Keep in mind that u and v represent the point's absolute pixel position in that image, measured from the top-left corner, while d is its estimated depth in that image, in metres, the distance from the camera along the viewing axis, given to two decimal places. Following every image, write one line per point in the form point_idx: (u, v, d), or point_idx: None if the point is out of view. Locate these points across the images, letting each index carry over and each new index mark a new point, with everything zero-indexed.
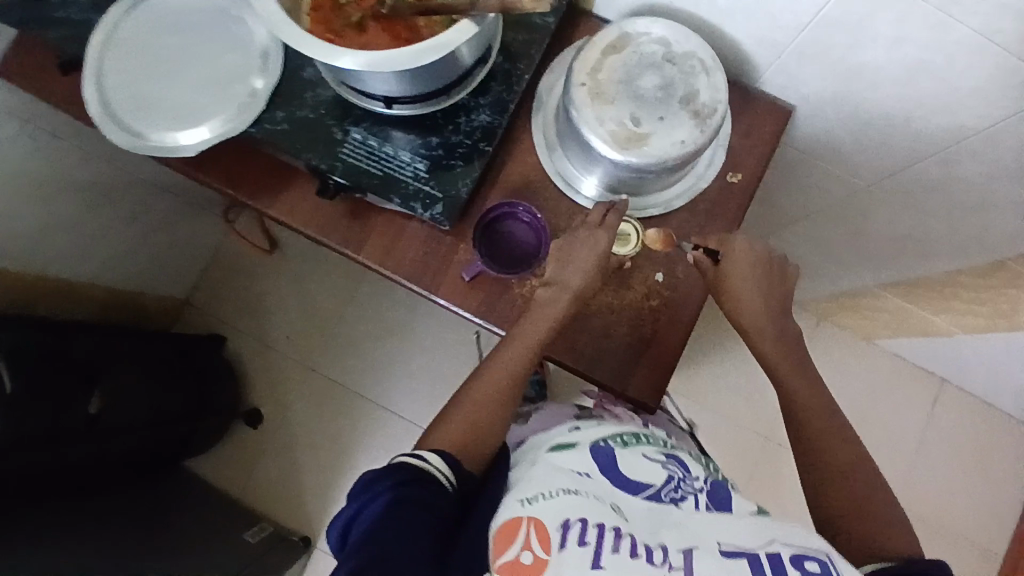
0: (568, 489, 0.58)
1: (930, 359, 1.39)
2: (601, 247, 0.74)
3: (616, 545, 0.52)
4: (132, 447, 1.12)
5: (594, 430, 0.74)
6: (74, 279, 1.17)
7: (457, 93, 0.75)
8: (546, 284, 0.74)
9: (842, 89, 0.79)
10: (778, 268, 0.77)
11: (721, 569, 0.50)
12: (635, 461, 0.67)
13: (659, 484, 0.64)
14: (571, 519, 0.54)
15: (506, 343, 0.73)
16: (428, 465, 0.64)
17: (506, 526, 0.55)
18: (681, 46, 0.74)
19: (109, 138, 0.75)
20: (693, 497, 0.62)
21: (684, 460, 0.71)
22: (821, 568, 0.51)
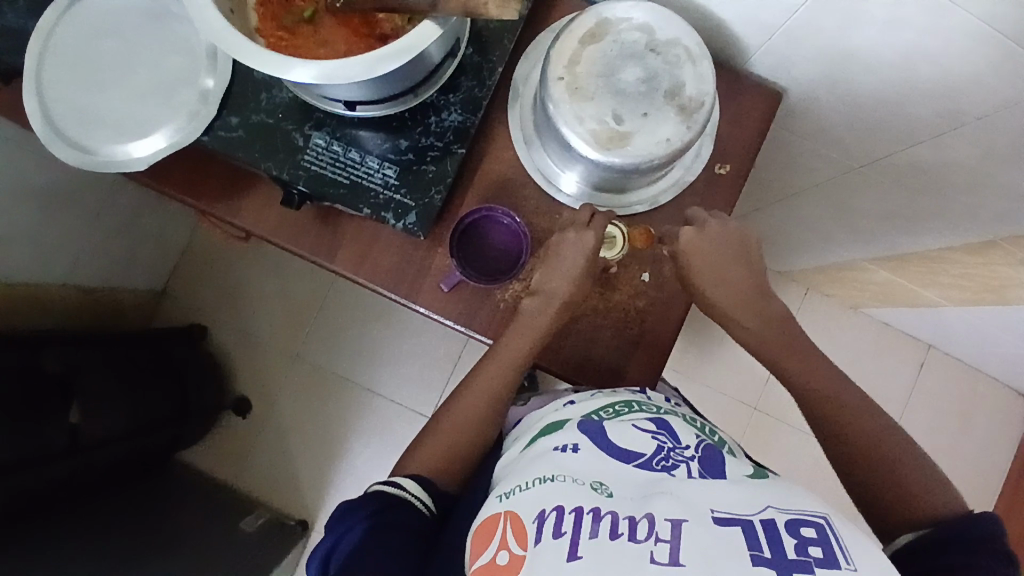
0: (545, 476, 0.54)
1: (916, 325, 1.41)
2: (588, 251, 0.70)
3: (594, 529, 0.46)
4: (117, 458, 1.10)
5: (585, 403, 0.67)
6: (43, 280, 1.13)
7: (425, 92, 0.70)
8: (531, 294, 0.71)
9: (836, 72, 0.75)
10: (736, 249, 0.74)
11: (708, 539, 0.44)
12: (623, 430, 0.60)
13: (650, 454, 0.57)
14: (546, 509, 0.50)
15: (490, 357, 0.71)
16: (407, 492, 0.63)
17: (483, 525, 0.54)
18: (664, 33, 0.68)
19: (54, 153, 0.70)
20: (686, 465, 0.55)
21: (678, 425, 0.63)
22: (818, 533, 0.45)
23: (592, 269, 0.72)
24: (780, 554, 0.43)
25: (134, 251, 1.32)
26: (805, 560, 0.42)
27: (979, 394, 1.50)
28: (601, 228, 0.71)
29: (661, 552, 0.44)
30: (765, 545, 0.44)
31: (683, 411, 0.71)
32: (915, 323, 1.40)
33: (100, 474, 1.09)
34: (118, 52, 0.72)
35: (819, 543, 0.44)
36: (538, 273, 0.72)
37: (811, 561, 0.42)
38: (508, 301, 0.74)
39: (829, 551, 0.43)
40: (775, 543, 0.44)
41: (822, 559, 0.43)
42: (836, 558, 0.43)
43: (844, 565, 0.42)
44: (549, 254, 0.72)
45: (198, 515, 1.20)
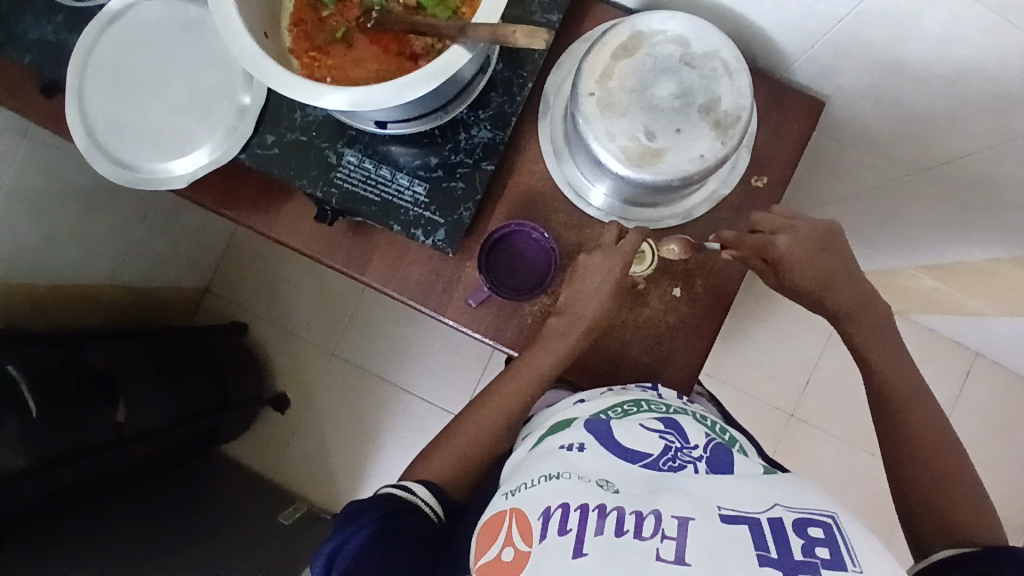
0: (551, 473, 0.54)
1: (963, 333, 1.36)
2: (617, 272, 0.70)
3: (600, 527, 0.47)
4: (158, 451, 1.15)
5: (595, 402, 0.67)
6: (89, 281, 1.19)
7: (455, 109, 0.70)
8: (558, 313, 0.71)
9: (881, 82, 0.72)
10: (821, 251, 0.70)
11: (716, 537, 0.44)
12: (630, 429, 0.59)
13: (657, 454, 0.56)
14: (552, 506, 0.50)
15: (514, 369, 0.71)
16: (416, 497, 0.63)
17: (490, 522, 0.53)
18: (700, 46, 0.66)
19: (98, 169, 0.73)
20: (693, 466, 0.54)
21: (687, 423, 0.62)
22: (826, 532, 0.45)
23: (620, 288, 0.71)
24: (786, 555, 0.43)
25: (176, 251, 1.37)
26: (812, 561, 0.43)
27: None
28: (632, 247, 0.70)
29: (667, 550, 0.44)
30: (771, 544, 0.44)
31: (696, 410, 0.69)
32: (963, 331, 1.35)
33: (144, 466, 1.14)
34: (158, 70, 0.74)
35: (827, 544, 0.44)
36: (564, 290, 0.71)
37: (817, 562, 0.43)
38: (536, 315, 0.74)
39: (836, 553, 0.44)
40: (782, 542, 0.44)
41: (828, 560, 0.43)
42: (843, 560, 0.43)
43: (852, 567, 0.43)
44: (579, 271, 0.71)
45: (234, 507, 1.25)
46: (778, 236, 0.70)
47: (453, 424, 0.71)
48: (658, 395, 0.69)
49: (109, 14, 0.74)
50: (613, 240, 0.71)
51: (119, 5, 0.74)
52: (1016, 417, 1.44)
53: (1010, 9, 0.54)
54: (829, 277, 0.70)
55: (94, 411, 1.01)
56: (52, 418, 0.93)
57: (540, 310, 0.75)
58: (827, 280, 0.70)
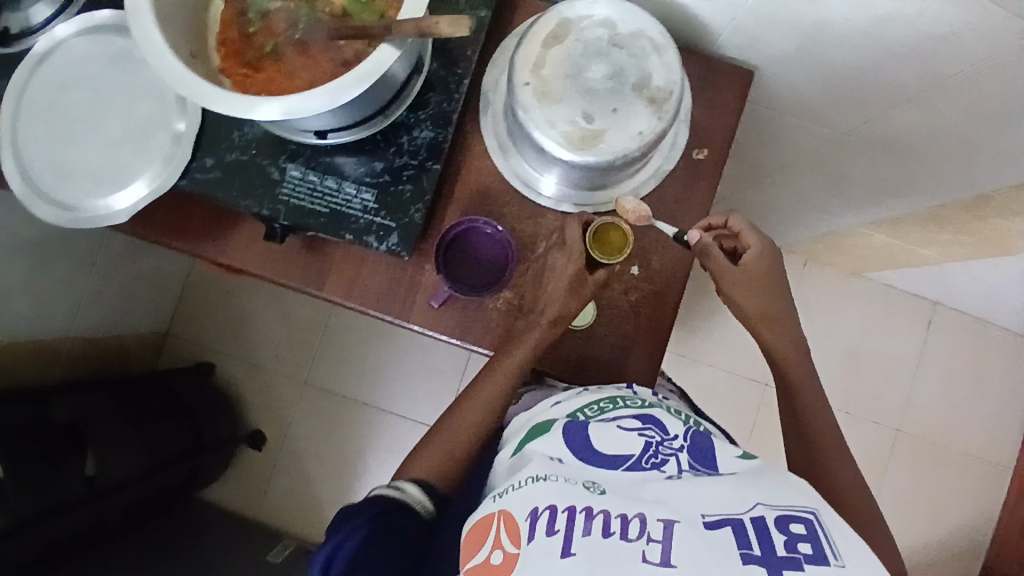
0: (538, 475, 0.54)
1: (920, 285, 1.41)
2: (572, 263, 0.70)
3: (587, 528, 0.47)
4: (134, 498, 1.11)
5: (571, 402, 0.67)
6: (43, 337, 1.15)
7: (394, 111, 0.70)
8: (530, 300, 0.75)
9: (805, 44, 0.75)
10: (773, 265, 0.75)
11: (699, 541, 0.45)
12: (610, 432, 0.59)
13: (638, 452, 0.57)
14: (540, 508, 0.50)
15: (492, 370, 0.72)
16: (409, 497, 0.64)
17: (476, 526, 0.53)
18: (627, 26, 0.68)
19: (36, 214, 0.70)
20: (675, 458, 0.56)
21: (665, 417, 0.63)
22: (808, 529, 0.46)
23: (578, 287, 0.70)
24: (770, 552, 0.44)
25: (133, 297, 1.33)
26: (796, 557, 0.43)
27: (991, 346, 1.50)
28: (578, 241, 0.71)
29: (653, 552, 0.45)
30: (755, 543, 0.44)
31: (671, 405, 0.70)
32: (920, 283, 1.40)
33: (121, 514, 1.10)
34: (89, 107, 0.72)
35: (809, 539, 0.45)
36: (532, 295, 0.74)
37: (801, 557, 0.43)
38: (500, 309, 0.75)
39: (819, 547, 0.44)
40: (766, 540, 0.45)
41: (812, 555, 0.44)
42: (826, 554, 0.44)
43: (835, 561, 0.43)
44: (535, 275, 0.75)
45: (225, 553, 1.22)
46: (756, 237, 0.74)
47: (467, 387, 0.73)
48: (632, 391, 0.70)
49: (33, 57, 0.72)
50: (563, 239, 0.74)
51: (45, 45, 0.72)
52: (982, 359, 1.50)
53: None
54: (764, 305, 0.75)
55: (64, 467, 0.97)
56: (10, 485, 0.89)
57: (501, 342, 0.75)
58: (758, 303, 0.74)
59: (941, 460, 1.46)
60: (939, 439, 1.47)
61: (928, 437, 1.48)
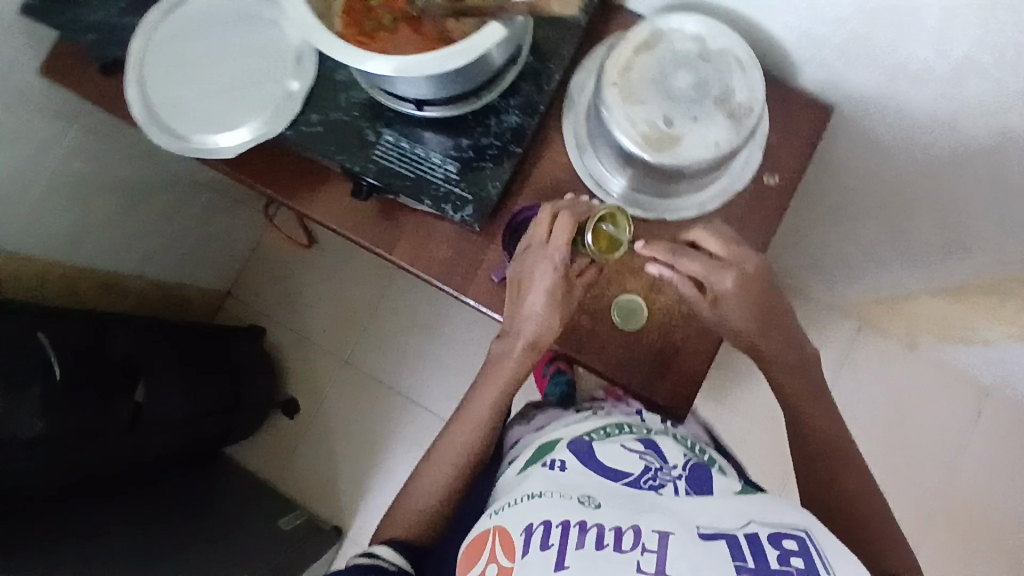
0: (534, 492, 0.57)
1: (976, 365, 1.36)
2: (553, 280, 0.70)
3: (580, 541, 0.49)
4: (174, 439, 1.16)
5: (582, 424, 0.70)
6: (119, 271, 1.23)
7: (487, 94, 0.76)
8: (513, 315, 0.74)
9: (887, 84, 0.77)
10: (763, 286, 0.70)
11: (694, 553, 0.47)
12: (611, 450, 0.62)
13: (637, 473, 0.58)
14: (534, 524, 0.53)
15: (461, 417, 0.78)
16: (382, 560, 0.69)
17: (475, 542, 0.56)
18: (716, 43, 0.72)
19: (152, 139, 0.78)
20: (674, 484, 0.57)
21: (666, 443, 0.64)
22: (800, 545, 0.48)
23: (567, 295, 0.72)
24: (763, 564, 0.46)
25: (204, 252, 1.41)
26: (787, 570, 0.46)
27: None
28: (563, 252, 0.70)
29: (648, 562, 0.46)
30: (749, 556, 0.46)
31: (680, 432, 0.72)
32: (977, 363, 1.35)
33: (159, 454, 1.14)
34: (213, 54, 0.81)
35: (800, 554, 0.47)
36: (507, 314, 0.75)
37: (793, 571, 0.46)
38: None
39: (810, 562, 0.47)
40: (759, 554, 0.47)
41: (803, 570, 0.46)
42: (816, 568, 0.46)
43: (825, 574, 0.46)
44: (517, 286, 0.73)
45: (239, 508, 1.26)
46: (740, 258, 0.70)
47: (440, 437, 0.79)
48: (641, 418, 0.72)
49: (170, 2, 0.80)
50: (545, 236, 0.71)
51: None
52: None
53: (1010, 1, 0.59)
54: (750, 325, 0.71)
55: (114, 393, 1.02)
56: (62, 392, 0.94)
57: (486, 362, 0.78)
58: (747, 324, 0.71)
59: (973, 551, 1.39)
60: (975, 529, 1.40)
61: (965, 526, 1.41)
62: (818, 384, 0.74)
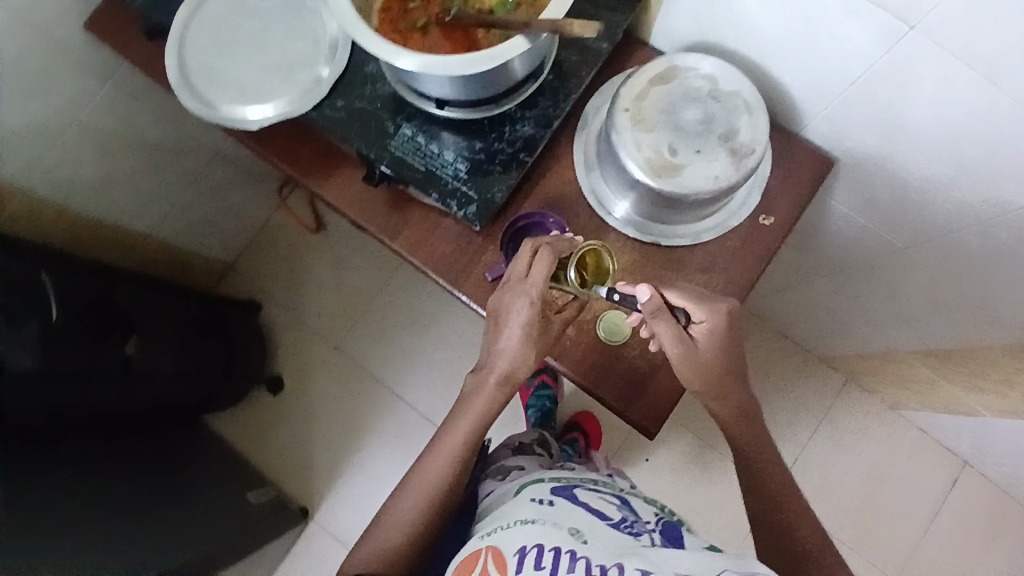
0: (527, 518, 0.61)
1: (953, 435, 1.38)
2: (530, 314, 0.70)
3: (570, 566, 0.54)
4: (164, 394, 1.17)
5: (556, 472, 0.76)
6: (133, 228, 1.27)
7: (505, 104, 0.80)
8: (493, 350, 0.73)
9: (888, 143, 0.81)
10: (734, 328, 0.72)
11: None
12: (593, 498, 0.67)
13: (617, 518, 0.64)
14: (528, 545, 0.57)
15: (435, 448, 0.75)
16: None
17: (466, 560, 0.60)
18: (727, 84, 0.76)
19: (182, 103, 0.82)
20: (649, 534, 0.62)
21: (639, 504, 0.70)
22: None
23: (545, 330, 0.72)
24: None
25: (216, 223, 1.45)
26: None
27: (1015, 522, 1.43)
28: (541, 287, 0.71)
29: None
30: None
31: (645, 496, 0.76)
32: (955, 433, 1.37)
33: (145, 409, 1.16)
34: (252, 33, 0.85)
35: None
36: (484, 346, 0.75)
37: None
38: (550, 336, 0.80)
39: None
40: None
41: None
42: None
43: None
44: (494, 319, 0.73)
45: (213, 475, 1.27)
46: (715, 301, 0.72)
47: (412, 467, 0.76)
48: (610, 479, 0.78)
49: None
50: (525, 269, 0.72)
51: None
52: (1002, 532, 1.43)
53: (1004, 77, 0.63)
54: (716, 365, 0.72)
55: (105, 341, 1.05)
56: (56, 330, 0.96)
57: (462, 394, 0.76)
58: (719, 360, 0.72)
59: None
60: None
61: None
62: (758, 423, 0.76)
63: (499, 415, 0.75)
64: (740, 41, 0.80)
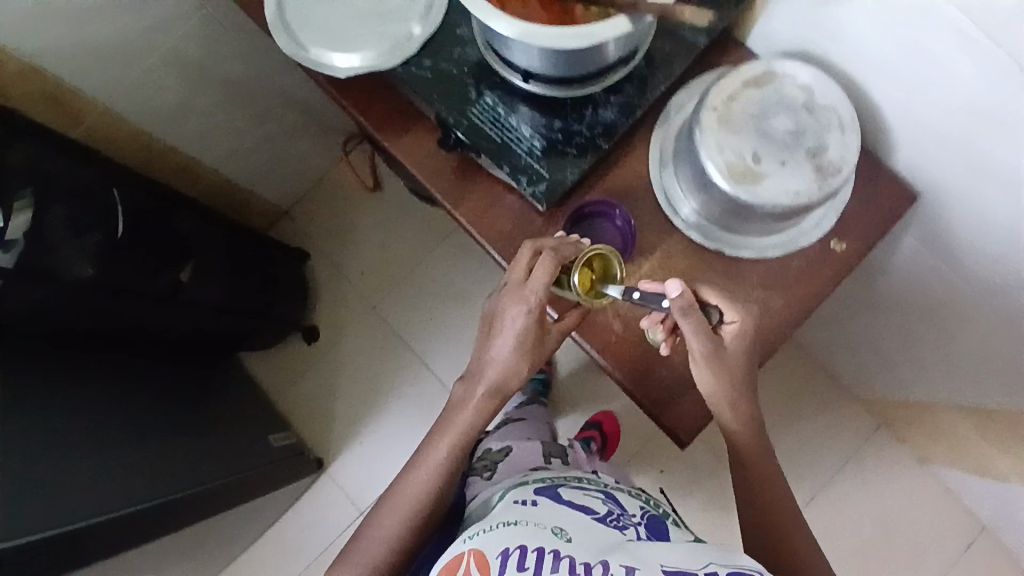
0: (509, 520, 0.64)
1: (981, 500, 1.33)
2: (524, 323, 0.71)
3: (554, 566, 0.58)
4: (207, 322, 1.20)
5: (536, 473, 0.80)
6: (201, 160, 1.31)
7: (591, 86, 0.78)
8: (485, 359, 0.75)
9: (978, 185, 0.77)
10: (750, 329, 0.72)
11: None
12: (576, 494, 0.72)
13: (604, 512, 0.69)
14: (510, 547, 0.60)
15: (416, 463, 0.77)
16: None
17: (447, 566, 0.61)
18: (823, 98, 0.73)
19: (275, 41, 0.83)
20: (635, 527, 0.68)
21: (624, 497, 0.75)
22: None
23: (539, 343, 0.74)
24: None
25: (278, 167, 1.47)
26: None
27: None
28: (539, 293, 0.71)
29: None
30: None
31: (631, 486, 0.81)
32: (984, 498, 1.32)
33: (186, 335, 1.19)
34: None
35: None
36: (475, 354, 0.77)
37: None
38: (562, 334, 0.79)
39: None
40: None
41: None
42: None
43: None
44: (491, 326, 0.74)
45: (239, 411, 1.31)
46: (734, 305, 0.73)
47: (395, 480, 0.78)
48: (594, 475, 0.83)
49: None
50: (523, 274, 0.72)
51: None
52: None
53: None
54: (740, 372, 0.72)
55: (161, 262, 1.07)
56: (119, 247, 0.99)
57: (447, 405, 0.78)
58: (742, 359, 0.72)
59: None
60: None
61: None
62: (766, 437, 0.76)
63: (487, 424, 0.77)
64: (843, 57, 0.77)
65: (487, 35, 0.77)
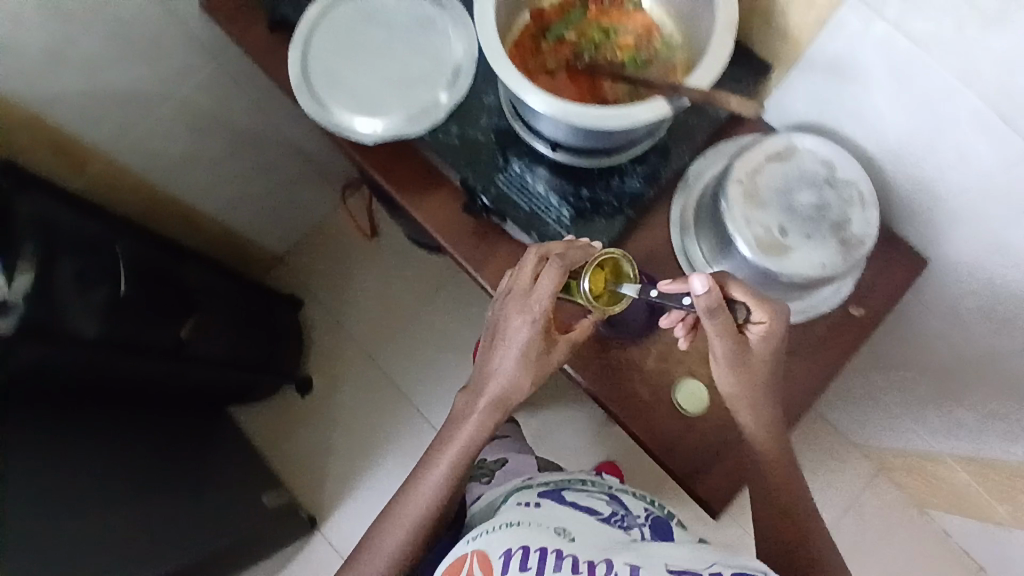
0: (512, 521, 0.63)
1: (979, 545, 1.35)
2: (529, 333, 0.70)
3: (558, 565, 0.56)
4: (209, 377, 1.15)
5: (547, 477, 0.76)
6: (201, 209, 1.27)
7: (617, 157, 0.80)
8: (488, 372, 0.73)
9: (988, 254, 0.80)
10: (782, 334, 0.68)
11: None
12: (582, 497, 0.70)
13: (607, 514, 0.68)
14: (513, 548, 0.58)
15: (415, 484, 0.75)
16: None
17: (451, 567, 0.61)
18: (844, 173, 0.76)
19: (298, 102, 0.82)
20: (639, 528, 0.67)
21: (629, 497, 0.73)
22: None
23: (545, 355, 0.71)
24: None
25: (277, 215, 1.45)
26: None
27: None
28: (545, 301, 0.69)
29: None
30: None
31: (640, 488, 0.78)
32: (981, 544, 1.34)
33: (182, 393, 1.14)
34: (375, 44, 0.85)
35: None
36: (477, 365, 0.75)
37: None
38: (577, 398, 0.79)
39: None
40: None
41: None
42: None
43: None
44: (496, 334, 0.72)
45: (233, 469, 1.25)
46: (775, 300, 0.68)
47: (394, 497, 0.77)
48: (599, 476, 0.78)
49: None
50: (529, 281, 0.70)
51: None
52: None
53: None
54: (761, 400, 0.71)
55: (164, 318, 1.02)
56: (122, 304, 0.94)
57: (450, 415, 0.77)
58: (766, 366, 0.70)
59: None
60: None
61: None
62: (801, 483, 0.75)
63: (487, 439, 0.75)
64: (859, 131, 0.80)
65: (515, 103, 0.78)
